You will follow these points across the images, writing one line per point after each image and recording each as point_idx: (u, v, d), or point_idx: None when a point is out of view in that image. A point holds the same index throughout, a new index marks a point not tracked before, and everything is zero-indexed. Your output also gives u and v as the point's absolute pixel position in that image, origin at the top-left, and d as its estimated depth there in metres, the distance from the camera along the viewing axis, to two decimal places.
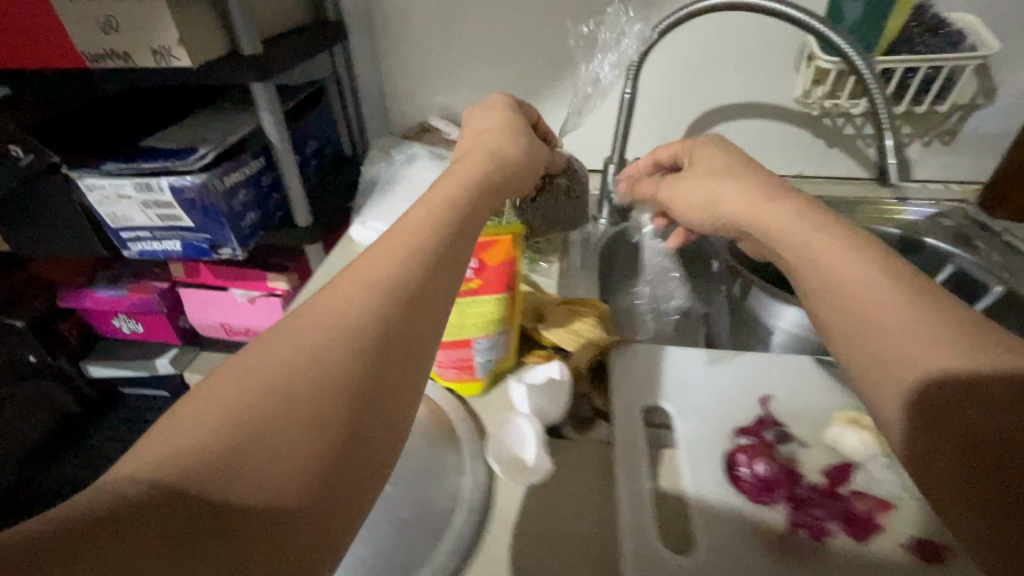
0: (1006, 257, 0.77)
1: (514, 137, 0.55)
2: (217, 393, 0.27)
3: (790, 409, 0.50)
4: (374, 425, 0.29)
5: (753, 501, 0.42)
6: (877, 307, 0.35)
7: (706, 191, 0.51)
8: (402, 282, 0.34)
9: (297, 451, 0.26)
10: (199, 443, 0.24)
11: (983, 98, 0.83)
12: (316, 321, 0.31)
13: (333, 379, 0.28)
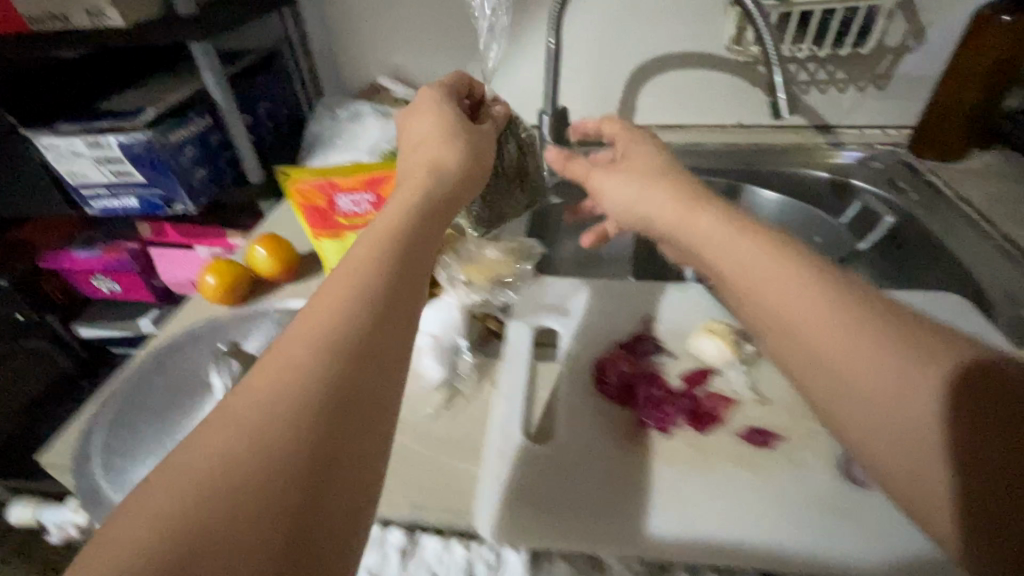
0: (925, 195, 0.79)
1: (450, 139, 0.49)
2: (166, 490, 0.25)
3: (666, 326, 0.54)
4: (336, 495, 0.27)
5: (614, 403, 0.48)
6: (845, 356, 0.36)
7: (632, 191, 0.50)
8: (350, 334, 0.31)
9: (251, 543, 0.24)
10: (149, 549, 0.23)
11: (912, 40, 0.83)
12: (256, 388, 0.29)
13: (279, 450, 0.27)
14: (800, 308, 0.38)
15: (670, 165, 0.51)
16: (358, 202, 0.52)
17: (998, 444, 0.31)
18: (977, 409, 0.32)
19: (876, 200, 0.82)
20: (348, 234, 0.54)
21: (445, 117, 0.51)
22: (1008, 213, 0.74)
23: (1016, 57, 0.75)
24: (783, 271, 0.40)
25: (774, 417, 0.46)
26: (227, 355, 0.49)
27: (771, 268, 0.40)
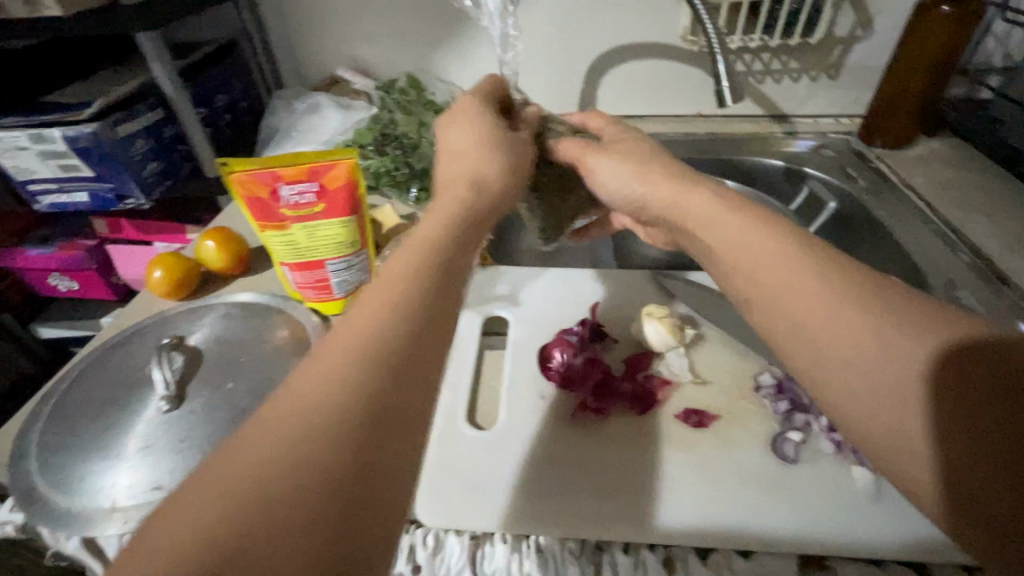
0: (874, 182, 0.81)
1: (492, 155, 0.48)
2: (214, 479, 0.24)
3: (612, 312, 0.55)
4: (375, 526, 0.25)
5: (556, 387, 0.48)
6: (827, 333, 0.35)
7: (621, 175, 0.53)
8: (403, 322, 0.31)
9: (293, 548, 0.22)
10: (192, 541, 0.21)
11: (861, 30, 0.85)
12: (292, 400, 0.26)
13: (318, 470, 0.24)
14: (796, 294, 0.37)
15: (657, 152, 0.54)
16: (301, 193, 0.52)
17: (988, 419, 0.29)
18: (970, 383, 0.31)
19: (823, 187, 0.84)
20: (291, 226, 0.53)
21: (481, 120, 0.50)
22: (950, 199, 0.76)
23: (957, 46, 0.77)
24: (782, 252, 0.39)
25: (713, 398, 0.46)
26: (170, 351, 0.50)
27: (770, 254, 0.40)
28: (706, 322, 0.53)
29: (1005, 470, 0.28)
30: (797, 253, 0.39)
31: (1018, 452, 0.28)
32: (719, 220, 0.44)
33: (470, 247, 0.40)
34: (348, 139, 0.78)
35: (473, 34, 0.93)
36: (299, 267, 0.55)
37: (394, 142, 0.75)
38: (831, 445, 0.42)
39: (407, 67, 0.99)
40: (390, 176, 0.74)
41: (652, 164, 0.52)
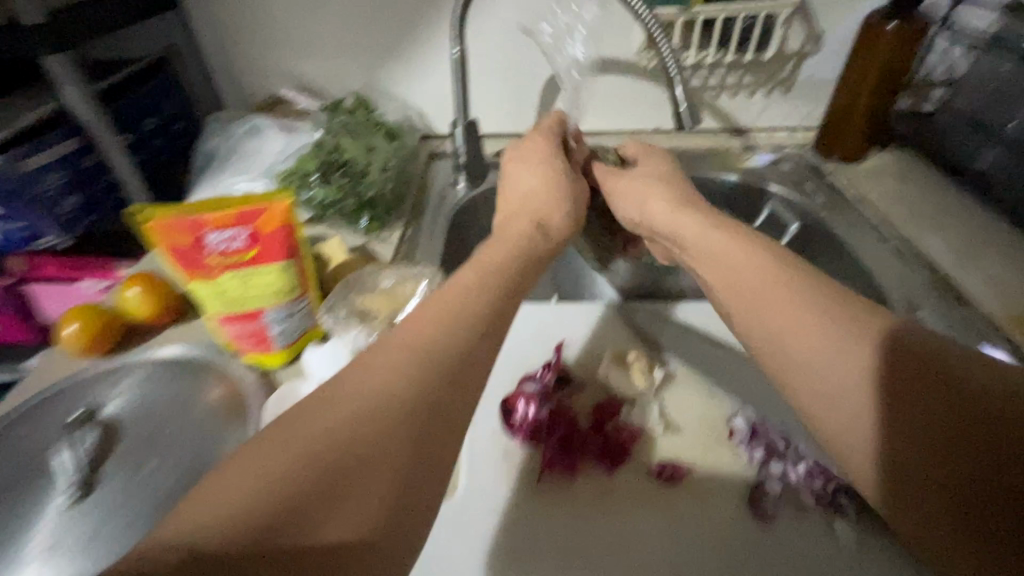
0: (830, 197, 0.81)
1: (555, 197, 0.55)
2: (303, 430, 0.30)
3: (580, 354, 0.52)
4: (388, 537, 0.29)
5: (521, 444, 0.45)
6: (794, 331, 0.38)
7: (642, 195, 0.57)
8: (458, 331, 0.37)
9: (360, 494, 0.29)
10: (284, 477, 0.28)
11: (811, 46, 0.85)
12: (335, 412, 0.31)
13: (375, 442, 0.30)
14: (763, 292, 0.42)
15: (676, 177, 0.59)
16: (229, 238, 0.47)
17: (920, 408, 0.33)
18: (904, 378, 0.34)
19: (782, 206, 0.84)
20: (221, 275, 0.48)
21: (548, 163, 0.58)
22: (904, 214, 0.77)
23: (902, 63, 0.78)
24: (752, 258, 0.44)
25: (686, 446, 0.44)
26: (83, 430, 0.44)
27: (743, 259, 0.45)
28: (675, 359, 0.51)
29: (938, 450, 0.32)
30: (766, 258, 0.44)
31: (948, 441, 0.32)
32: (705, 235, 0.49)
33: (528, 278, 0.46)
34: (289, 167, 0.72)
35: (424, 51, 0.89)
36: (233, 317, 0.50)
37: (340, 170, 0.70)
38: (810, 495, 0.40)
39: (356, 84, 0.94)
40: (336, 207, 0.69)
41: (653, 186, 0.57)
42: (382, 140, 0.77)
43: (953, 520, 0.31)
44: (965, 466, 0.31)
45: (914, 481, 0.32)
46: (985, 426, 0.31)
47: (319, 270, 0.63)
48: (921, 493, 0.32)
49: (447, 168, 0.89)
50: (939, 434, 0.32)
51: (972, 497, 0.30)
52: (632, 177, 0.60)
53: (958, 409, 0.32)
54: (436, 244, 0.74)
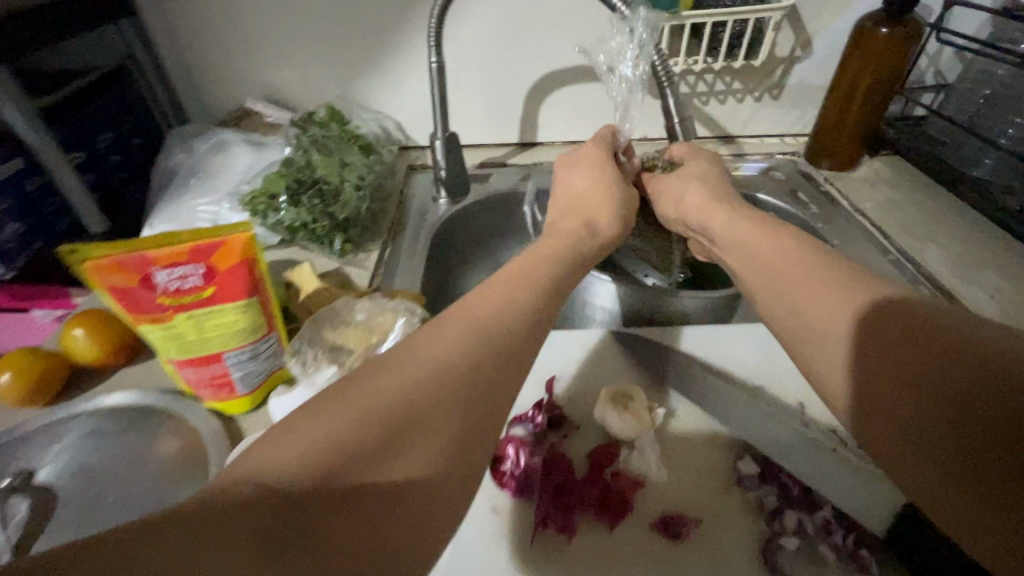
0: (824, 207, 0.79)
1: (607, 203, 0.57)
2: (361, 391, 0.29)
3: (573, 390, 0.48)
4: (425, 520, 0.27)
5: (512, 497, 0.41)
6: (799, 295, 0.39)
7: (680, 190, 0.59)
8: (512, 310, 0.37)
9: (414, 452, 0.28)
10: (340, 431, 0.27)
11: (801, 51, 0.83)
12: (373, 392, 0.29)
13: (432, 403, 0.30)
14: (781, 264, 0.42)
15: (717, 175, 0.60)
16: (181, 276, 0.42)
17: (906, 351, 0.32)
18: (891, 333, 0.33)
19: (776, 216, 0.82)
20: (173, 316, 0.43)
21: (597, 169, 0.60)
22: (900, 225, 0.74)
23: (896, 69, 0.75)
24: (773, 235, 0.45)
25: (690, 496, 0.41)
26: (12, 495, 0.42)
27: (759, 238, 0.46)
28: (674, 395, 0.48)
29: (916, 387, 0.31)
30: (788, 234, 0.45)
31: (931, 378, 0.30)
32: (733, 222, 0.50)
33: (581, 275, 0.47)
34: (256, 187, 0.67)
35: (401, 59, 0.85)
36: (188, 362, 0.45)
37: (311, 190, 0.65)
38: (828, 549, 0.37)
39: (328, 95, 0.89)
40: (308, 230, 0.64)
41: (693, 184, 0.58)
42: (356, 157, 0.73)
43: (922, 460, 0.29)
44: (967, 413, 0.28)
45: (920, 438, 0.30)
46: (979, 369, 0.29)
47: (289, 302, 0.58)
48: (930, 449, 0.29)
49: (426, 182, 0.85)
50: (939, 384, 0.30)
51: (982, 444, 0.27)
52: (673, 177, 0.62)
53: (950, 354, 0.30)
54: (416, 265, 0.69)
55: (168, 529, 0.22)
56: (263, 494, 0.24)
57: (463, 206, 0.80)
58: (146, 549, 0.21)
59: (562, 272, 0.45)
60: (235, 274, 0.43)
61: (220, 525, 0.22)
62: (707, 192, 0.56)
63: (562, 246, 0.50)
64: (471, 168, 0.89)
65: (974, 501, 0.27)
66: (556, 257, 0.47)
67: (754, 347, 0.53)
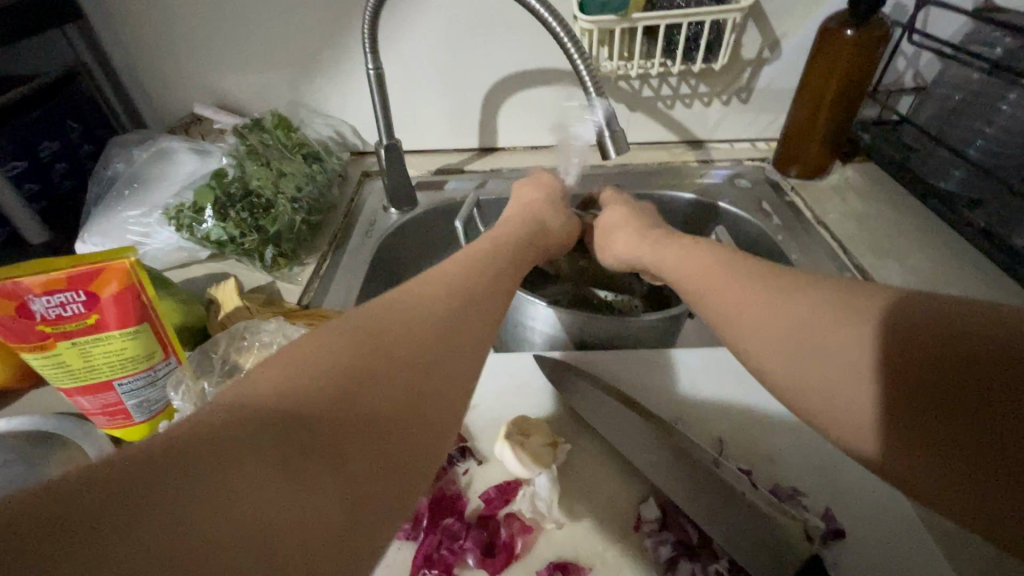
0: (788, 220, 0.75)
1: (555, 213, 0.57)
2: (334, 338, 0.29)
3: (484, 420, 0.46)
4: (428, 433, 0.28)
5: (397, 539, 0.39)
6: (752, 313, 0.37)
7: (609, 238, 0.58)
8: (467, 288, 0.36)
9: (414, 378, 0.28)
10: (327, 367, 0.26)
11: (768, 52, 0.79)
12: (345, 337, 0.29)
13: (417, 341, 0.30)
14: (725, 290, 0.40)
15: (641, 212, 0.59)
16: (61, 304, 0.40)
17: (921, 326, 0.29)
18: (893, 318, 0.31)
19: (737, 226, 0.78)
20: (56, 344, 0.41)
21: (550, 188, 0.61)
22: (867, 241, 0.70)
23: (865, 73, 0.71)
24: (726, 256, 0.42)
25: (581, 543, 0.39)
26: None
27: (713, 258, 0.43)
28: (588, 433, 0.46)
29: (937, 361, 0.28)
30: (733, 259, 0.41)
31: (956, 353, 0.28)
32: (683, 250, 0.47)
33: (524, 262, 0.46)
34: (185, 200, 0.66)
35: (353, 63, 0.82)
36: (78, 390, 0.44)
37: (240, 203, 0.64)
38: None
39: (282, 99, 0.87)
40: (236, 245, 0.63)
41: (625, 229, 0.56)
42: (296, 166, 0.70)
43: (937, 432, 0.28)
44: (964, 396, 0.27)
45: (919, 404, 0.29)
46: (989, 354, 0.27)
47: (208, 321, 0.57)
48: (931, 415, 0.28)
49: (379, 189, 0.82)
50: (943, 353, 0.28)
51: (979, 414, 0.27)
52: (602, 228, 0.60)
53: (956, 340, 0.28)
54: (354, 278, 0.67)
55: (200, 445, 0.21)
56: (281, 417, 0.24)
57: (413, 216, 0.77)
58: (185, 466, 0.20)
59: (488, 267, 0.40)
60: (121, 303, 0.42)
61: (248, 443, 0.22)
62: (635, 238, 0.54)
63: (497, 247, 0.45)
64: (425, 174, 0.86)
65: (960, 475, 0.27)
66: (499, 251, 0.44)
67: (681, 376, 0.50)
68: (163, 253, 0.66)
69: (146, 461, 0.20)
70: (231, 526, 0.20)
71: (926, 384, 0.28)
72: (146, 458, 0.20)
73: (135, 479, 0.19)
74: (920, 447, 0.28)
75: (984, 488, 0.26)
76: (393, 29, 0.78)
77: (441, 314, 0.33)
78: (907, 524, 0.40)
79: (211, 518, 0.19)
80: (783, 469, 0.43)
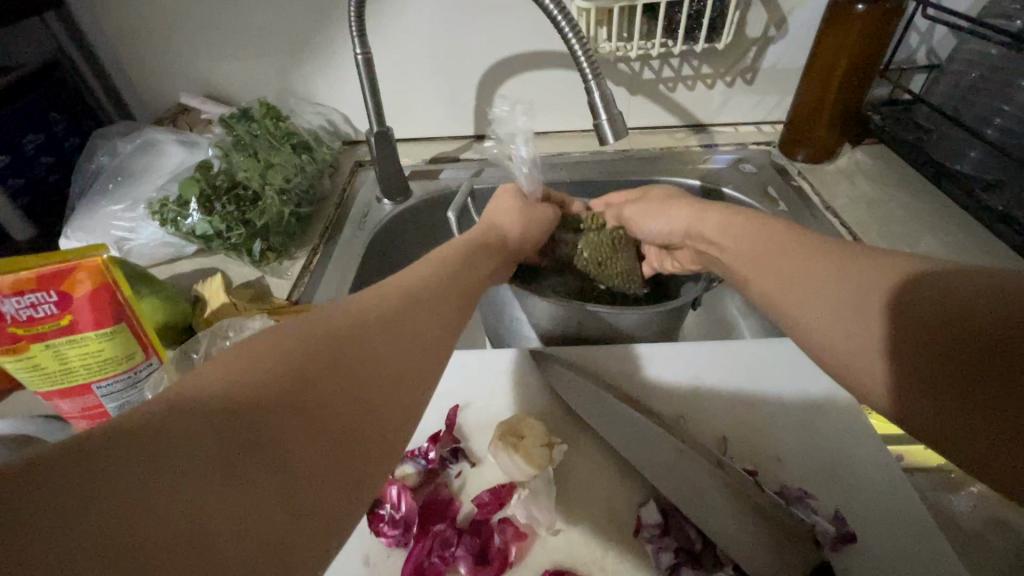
0: (795, 205, 0.72)
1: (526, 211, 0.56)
2: (284, 331, 0.27)
3: (478, 419, 0.45)
4: (383, 424, 0.26)
5: (387, 545, 0.37)
6: (802, 308, 0.35)
7: (658, 211, 0.54)
8: (426, 287, 0.36)
9: (370, 368, 0.27)
10: (277, 359, 0.25)
11: (775, 30, 0.75)
12: (299, 330, 0.27)
13: (369, 333, 0.29)
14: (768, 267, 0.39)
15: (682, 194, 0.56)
16: (31, 305, 0.38)
17: (928, 308, 0.29)
18: (914, 300, 0.29)
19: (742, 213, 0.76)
20: (30, 346, 0.40)
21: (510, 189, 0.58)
22: (877, 227, 0.68)
23: (877, 50, 0.67)
24: (762, 241, 0.41)
25: (578, 549, 0.37)
26: None
27: (753, 239, 0.41)
28: (586, 432, 0.44)
29: (946, 343, 0.27)
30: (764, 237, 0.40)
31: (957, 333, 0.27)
32: (731, 225, 0.44)
33: (483, 258, 0.45)
34: (169, 194, 0.64)
35: (343, 49, 0.80)
36: (57, 394, 0.42)
37: (226, 195, 0.62)
38: None
39: (271, 88, 0.84)
40: (223, 239, 0.61)
41: (675, 205, 0.52)
42: (285, 157, 0.68)
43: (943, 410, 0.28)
44: (968, 370, 0.27)
45: (924, 384, 0.28)
46: (987, 325, 0.26)
47: (194, 318, 0.55)
48: (937, 392, 0.28)
49: (370, 179, 0.80)
50: (946, 332, 0.27)
51: (978, 390, 0.26)
52: (641, 205, 0.57)
53: (956, 315, 0.27)
54: (344, 270, 0.66)
55: (117, 446, 0.18)
56: (213, 411, 0.21)
57: (407, 207, 0.75)
58: (100, 470, 0.18)
59: (452, 277, 0.39)
60: (95, 304, 0.40)
61: (177, 441, 0.20)
62: (693, 212, 0.50)
63: (464, 251, 0.45)
64: (419, 163, 0.84)
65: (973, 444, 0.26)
66: (451, 253, 0.44)
67: (684, 372, 0.48)
68: (149, 249, 0.64)
69: (52, 468, 0.17)
70: (168, 519, 0.18)
71: (940, 358, 0.28)
72: (50, 465, 0.17)
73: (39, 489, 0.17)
74: (945, 425, 0.28)
75: (1004, 466, 0.25)
76: (381, 11, 0.75)
77: (387, 312, 0.31)
78: (921, 526, 0.38)
79: (143, 512, 0.17)
80: (790, 468, 0.41)
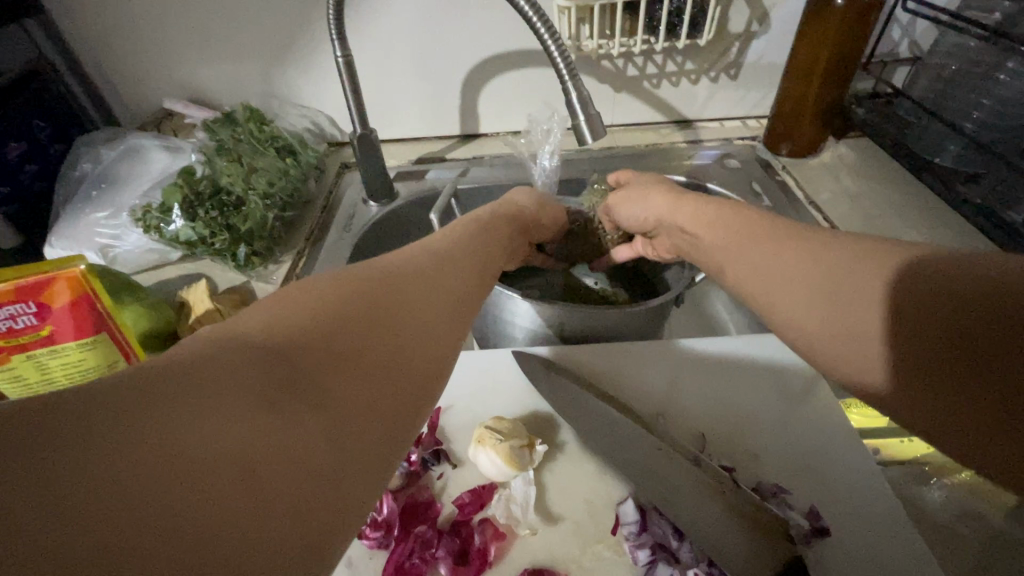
0: (778, 200, 0.72)
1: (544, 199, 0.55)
2: (297, 282, 0.26)
3: (461, 421, 0.45)
4: (414, 372, 0.26)
5: (370, 547, 0.38)
6: (774, 306, 0.36)
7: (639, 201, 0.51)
8: (419, 247, 0.34)
9: (400, 318, 0.27)
10: (311, 304, 0.24)
11: (757, 25, 0.75)
12: (308, 284, 0.26)
13: (396, 283, 0.29)
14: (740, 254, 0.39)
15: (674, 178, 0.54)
16: (10, 317, 0.39)
17: (931, 307, 0.27)
18: (907, 298, 0.29)
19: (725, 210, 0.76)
20: (11, 358, 0.41)
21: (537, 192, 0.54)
22: (860, 221, 0.68)
23: (858, 43, 0.67)
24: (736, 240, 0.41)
25: (556, 548, 0.38)
26: None
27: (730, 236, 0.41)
28: (565, 432, 0.44)
29: (958, 339, 0.27)
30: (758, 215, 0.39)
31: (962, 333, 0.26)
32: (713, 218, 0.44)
33: (501, 230, 0.44)
34: (153, 201, 0.64)
35: (325, 52, 0.80)
36: None
37: (209, 201, 0.62)
38: None
39: (255, 91, 0.84)
40: (207, 245, 0.61)
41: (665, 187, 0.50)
42: (269, 161, 0.68)
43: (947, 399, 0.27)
44: (969, 368, 0.26)
45: (922, 379, 0.28)
46: (1001, 327, 0.25)
47: (179, 323, 0.55)
48: (935, 384, 0.28)
49: (358, 181, 0.80)
50: (953, 327, 0.27)
51: (984, 387, 0.26)
52: (624, 189, 0.54)
53: (955, 314, 0.27)
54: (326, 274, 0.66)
55: (163, 379, 0.18)
56: (257, 349, 0.21)
57: (394, 207, 0.75)
58: (144, 401, 0.18)
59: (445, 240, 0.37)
60: (75, 315, 0.40)
61: (217, 373, 0.20)
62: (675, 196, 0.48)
63: (478, 220, 0.43)
64: (406, 164, 0.84)
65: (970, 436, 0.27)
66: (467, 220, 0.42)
67: (665, 372, 0.48)
68: (135, 256, 0.65)
69: (96, 398, 0.17)
70: (217, 448, 0.18)
71: (943, 358, 0.27)
72: (103, 390, 0.18)
73: (82, 416, 0.17)
74: (939, 424, 0.28)
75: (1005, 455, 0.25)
76: (362, 12, 0.74)
77: (392, 271, 0.30)
78: (892, 518, 0.39)
79: (193, 442, 0.17)
80: (765, 465, 0.42)
